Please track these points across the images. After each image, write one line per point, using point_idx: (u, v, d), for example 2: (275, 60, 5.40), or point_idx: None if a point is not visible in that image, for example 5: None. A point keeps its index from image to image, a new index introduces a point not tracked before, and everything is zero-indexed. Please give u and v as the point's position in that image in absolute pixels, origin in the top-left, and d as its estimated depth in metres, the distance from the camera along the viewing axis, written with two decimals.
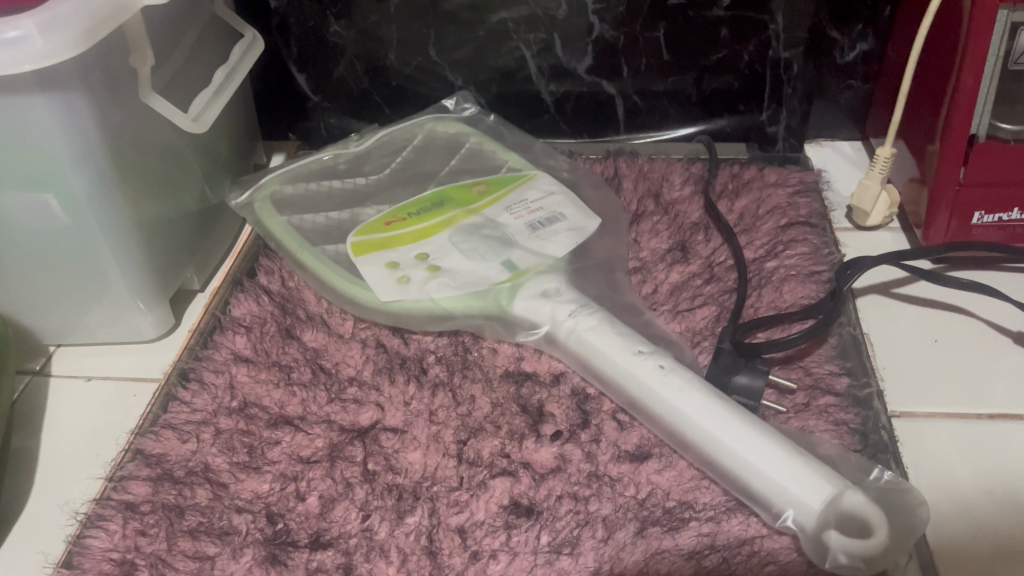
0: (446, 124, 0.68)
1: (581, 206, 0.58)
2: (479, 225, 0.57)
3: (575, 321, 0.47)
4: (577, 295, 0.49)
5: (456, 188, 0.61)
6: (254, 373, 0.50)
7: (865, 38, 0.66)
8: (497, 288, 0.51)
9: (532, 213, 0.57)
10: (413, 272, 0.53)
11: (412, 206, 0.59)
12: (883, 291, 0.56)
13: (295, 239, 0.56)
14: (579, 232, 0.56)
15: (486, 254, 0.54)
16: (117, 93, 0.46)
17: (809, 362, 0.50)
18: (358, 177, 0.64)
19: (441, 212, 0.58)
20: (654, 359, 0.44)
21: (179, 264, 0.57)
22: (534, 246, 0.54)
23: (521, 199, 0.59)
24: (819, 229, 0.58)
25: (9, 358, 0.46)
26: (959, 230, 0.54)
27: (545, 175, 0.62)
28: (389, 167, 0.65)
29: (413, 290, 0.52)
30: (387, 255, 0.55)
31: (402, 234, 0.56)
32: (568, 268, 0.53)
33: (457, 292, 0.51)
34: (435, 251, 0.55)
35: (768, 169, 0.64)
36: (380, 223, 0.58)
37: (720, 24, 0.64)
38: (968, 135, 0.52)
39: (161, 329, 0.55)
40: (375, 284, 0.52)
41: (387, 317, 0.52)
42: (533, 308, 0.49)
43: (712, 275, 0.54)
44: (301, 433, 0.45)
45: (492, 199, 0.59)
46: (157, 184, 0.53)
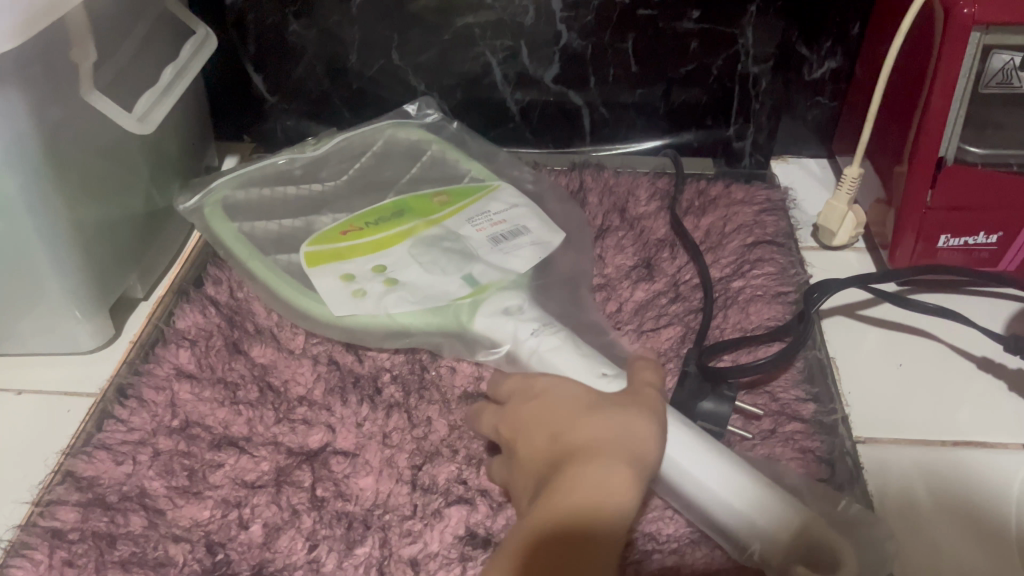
0: (408, 130, 0.66)
1: (544, 219, 0.57)
2: (440, 237, 0.55)
3: (537, 341, 0.45)
4: (539, 313, 0.48)
5: (419, 196, 0.59)
6: (198, 390, 0.47)
7: (833, 56, 0.65)
8: (457, 304, 0.49)
9: (495, 226, 0.56)
10: (369, 285, 0.51)
11: (370, 214, 0.57)
12: (849, 313, 0.55)
13: (245, 247, 0.54)
14: (543, 246, 0.54)
15: (446, 268, 0.52)
16: (53, 90, 0.44)
17: (776, 388, 0.48)
18: (314, 184, 0.61)
19: (401, 222, 0.56)
20: (619, 381, 0.41)
21: (121, 271, 0.54)
22: (496, 260, 0.53)
23: (483, 210, 0.57)
24: (786, 248, 0.57)
25: None
26: (925, 253, 0.54)
27: (508, 186, 0.60)
28: (347, 175, 0.62)
29: (368, 305, 0.49)
30: (342, 267, 0.52)
31: (359, 246, 0.54)
32: (531, 284, 0.51)
33: (415, 307, 0.49)
34: (393, 264, 0.53)
35: (735, 186, 0.62)
36: (338, 231, 0.55)
37: (690, 35, 0.63)
38: (937, 157, 0.51)
39: (99, 339, 0.53)
40: (328, 298, 0.50)
41: (340, 333, 0.49)
42: (493, 324, 0.48)
43: (678, 295, 0.53)
44: (245, 455, 0.43)
45: (454, 210, 0.57)
46: (98, 185, 0.50)
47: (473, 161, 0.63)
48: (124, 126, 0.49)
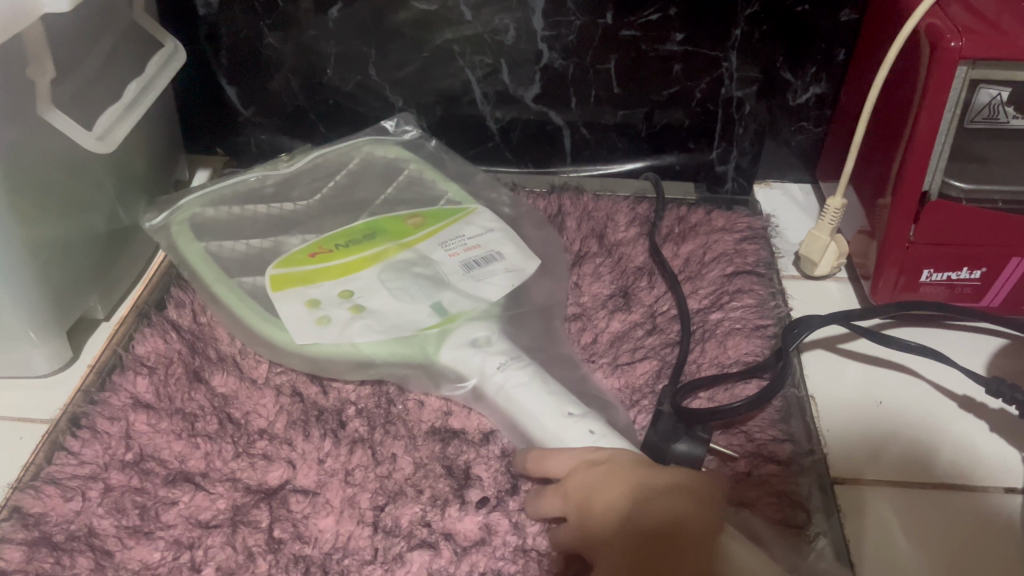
0: (383, 147, 0.64)
1: (519, 245, 0.55)
2: (411, 261, 0.53)
3: (504, 376, 0.44)
4: (508, 347, 0.47)
5: (392, 217, 0.57)
6: (155, 422, 0.45)
7: (818, 82, 0.64)
8: (425, 334, 0.48)
9: (467, 251, 0.54)
10: (334, 311, 0.49)
11: (341, 236, 0.56)
12: (830, 346, 0.54)
13: (211, 270, 0.52)
14: (516, 273, 0.53)
15: (415, 295, 0.51)
16: (4, 108, 0.42)
17: (752, 428, 0.47)
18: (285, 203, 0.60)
19: (372, 245, 0.55)
20: (585, 423, 0.41)
21: (81, 291, 0.52)
22: (467, 288, 0.51)
23: (456, 233, 0.56)
24: (766, 279, 0.55)
25: None
26: (908, 286, 0.53)
27: (485, 209, 0.58)
28: (320, 193, 0.61)
29: (333, 332, 0.48)
30: (308, 290, 0.51)
31: (327, 268, 0.52)
32: (503, 313, 0.50)
33: (382, 336, 0.48)
34: (361, 289, 0.51)
35: (716, 213, 0.61)
36: (306, 252, 0.54)
37: (673, 58, 0.62)
38: (921, 192, 0.50)
39: (56, 363, 0.51)
40: (292, 324, 0.48)
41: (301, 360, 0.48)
42: (461, 357, 0.46)
43: (655, 326, 0.51)
44: (201, 492, 0.41)
45: (427, 233, 0.56)
46: (57, 204, 0.48)
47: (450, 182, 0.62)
48: (83, 145, 0.47)
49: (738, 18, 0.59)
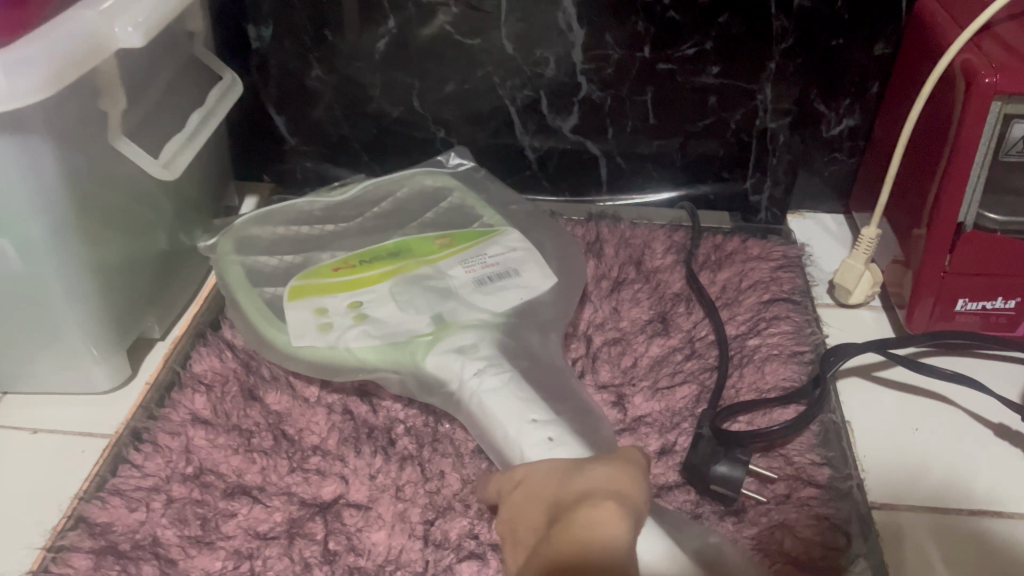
0: (436, 178, 0.66)
1: (539, 264, 0.56)
2: (426, 275, 0.55)
3: (478, 382, 0.46)
4: (490, 355, 0.48)
5: (420, 237, 0.59)
6: (213, 437, 0.47)
7: (852, 114, 0.65)
8: (416, 341, 0.49)
9: (485, 269, 0.55)
10: (339, 319, 0.51)
11: (368, 253, 0.58)
12: (865, 374, 0.55)
13: (237, 277, 0.55)
14: (527, 291, 0.53)
15: (420, 307, 0.52)
16: (74, 136, 0.44)
17: (791, 451, 0.48)
18: (328, 224, 0.62)
19: (392, 261, 0.56)
20: (546, 429, 0.42)
21: (140, 311, 0.54)
22: (476, 302, 0.52)
23: (477, 252, 0.57)
24: (802, 306, 0.57)
25: None
26: (943, 315, 0.54)
27: (515, 232, 0.59)
28: (363, 217, 0.63)
29: (328, 338, 0.50)
30: (321, 300, 0.53)
31: (343, 280, 0.54)
32: (502, 326, 0.50)
33: (375, 342, 0.49)
34: (370, 300, 0.53)
35: (751, 242, 0.63)
36: (330, 266, 0.56)
37: (708, 90, 0.64)
38: (956, 223, 0.51)
39: (116, 380, 0.53)
40: (292, 328, 0.51)
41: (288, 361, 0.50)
42: (445, 363, 0.48)
43: (693, 352, 0.53)
44: (258, 505, 0.43)
45: (450, 253, 0.57)
46: (119, 228, 0.51)
47: (494, 212, 0.63)
48: (153, 173, 0.49)
49: (772, 53, 0.61)
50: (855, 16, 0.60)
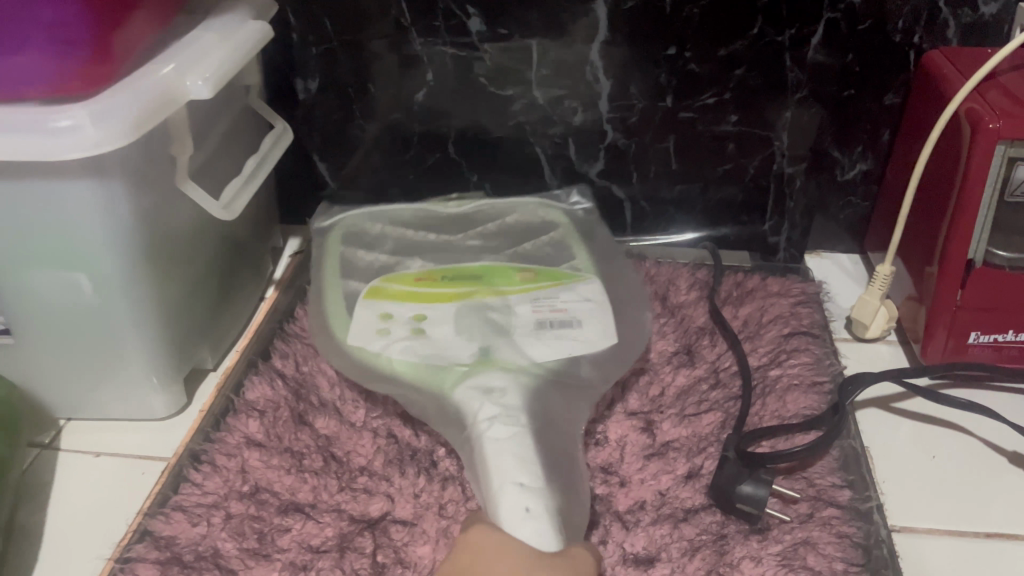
0: (554, 213, 0.70)
1: (608, 312, 0.58)
2: (492, 305, 0.59)
3: (487, 426, 0.47)
4: (515, 405, 0.49)
5: (500, 267, 0.63)
6: (266, 458, 0.50)
7: (864, 159, 0.68)
8: (451, 369, 0.52)
9: (551, 313, 0.58)
10: (397, 330, 0.56)
11: (453, 270, 0.63)
12: (883, 405, 0.57)
13: (335, 274, 0.62)
14: (586, 338, 0.55)
15: (473, 336, 0.56)
16: (146, 180, 0.49)
17: (812, 474, 0.50)
18: (428, 237, 0.69)
19: (472, 284, 0.61)
20: (529, 498, 0.42)
21: (195, 344, 0.58)
22: (529, 339, 0.55)
23: (549, 294, 0.60)
24: (820, 339, 0.59)
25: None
26: (957, 348, 0.57)
27: (597, 282, 0.61)
28: (466, 238, 0.68)
29: (374, 343, 0.55)
30: (393, 306, 0.59)
31: (413, 292, 0.60)
32: (542, 381, 0.52)
33: (415, 357, 0.54)
34: (433, 317, 0.58)
35: (771, 279, 0.66)
36: (409, 277, 0.62)
37: (727, 137, 0.67)
38: (966, 259, 0.54)
39: (173, 407, 0.57)
40: (349, 327, 0.57)
41: (327, 355, 0.56)
42: (472, 397, 0.50)
43: (718, 381, 0.55)
44: (311, 521, 0.46)
45: (525, 288, 0.61)
46: (181, 265, 0.55)
47: (580, 249, 0.66)
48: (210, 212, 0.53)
49: (786, 102, 0.65)
50: (866, 69, 0.64)
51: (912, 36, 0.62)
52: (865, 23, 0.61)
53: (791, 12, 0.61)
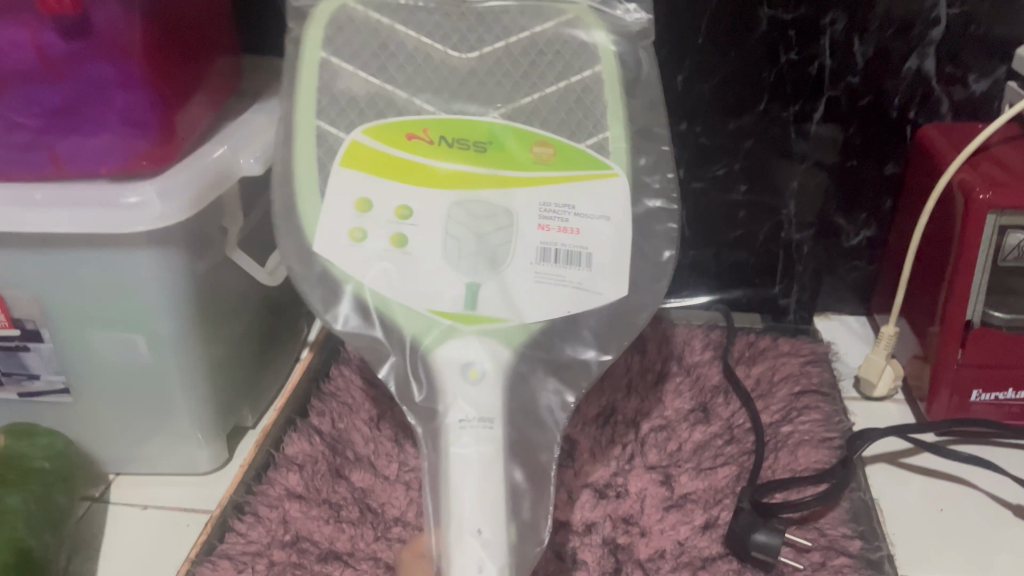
0: (604, 42, 0.51)
1: (620, 263, 0.48)
2: (495, 211, 0.47)
3: (458, 434, 0.42)
4: (488, 403, 0.43)
5: (509, 137, 0.48)
6: (306, 509, 0.53)
7: (868, 226, 0.72)
8: (431, 318, 0.45)
9: (563, 233, 0.47)
10: (375, 232, 0.46)
11: (458, 123, 0.48)
12: (892, 460, 0.59)
13: (308, 119, 0.48)
14: (589, 279, 0.47)
15: (460, 262, 0.46)
16: (200, 249, 0.53)
17: (824, 524, 0.53)
18: (444, 49, 0.50)
19: (470, 159, 0.48)
20: (484, 553, 0.40)
21: (237, 402, 0.62)
22: (528, 275, 0.46)
23: (561, 200, 0.48)
24: (829, 397, 0.62)
25: (56, 490, 0.50)
26: (959, 406, 0.59)
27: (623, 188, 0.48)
28: (496, 37, 0.50)
29: (344, 246, 0.46)
30: (370, 181, 0.47)
31: (399, 158, 0.47)
32: (529, 351, 0.46)
33: (391, 284, 0.46)
34: (418, 217, 0.47)
35: (782, 339, 0.69)
36: (404, 127, 0.48)
37: (738, 206, 0.72)
38: (965, 321, 0.57)
39: (215, 463, 0.60)
40: (322, 217, 0.46)
41: (289, 247, 0.46)
42: (449, 366, 0.44)
43: (732, 437, 0.58)
44: (349, 568, 0.49)
45: (534, 178, 0.48)
46: (228, 327, 0.59)
47: (622, 102, 0.50)
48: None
49: (794, 170, 0.69)
50: (867, 142, 0.68)
51: (908, 112, 0.66)
52: (864, 99, 0.66)
53: (794, 89, 0.65)
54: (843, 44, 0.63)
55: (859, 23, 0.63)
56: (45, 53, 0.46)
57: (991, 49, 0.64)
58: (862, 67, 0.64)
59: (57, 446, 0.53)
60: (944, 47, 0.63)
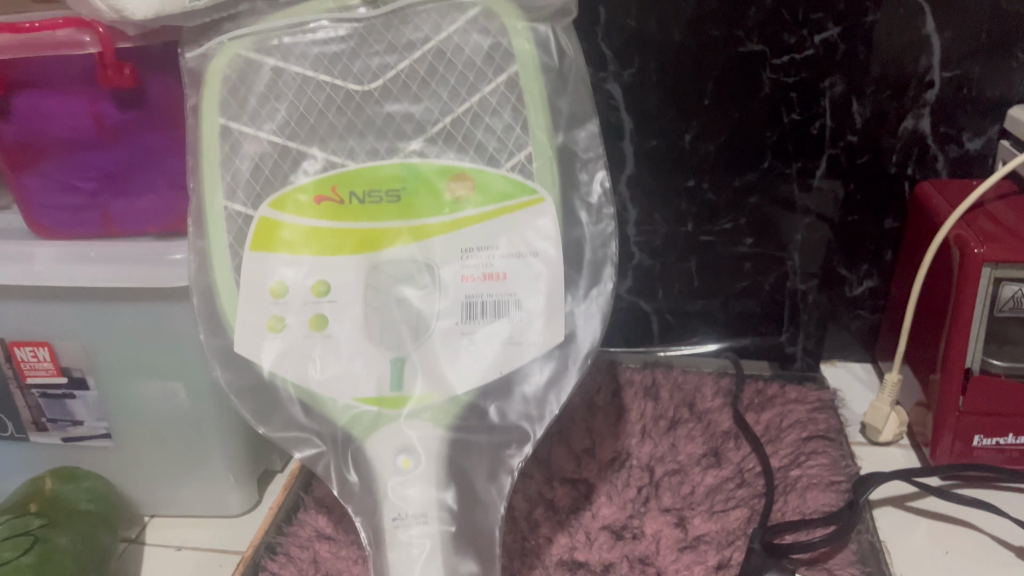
0: (521, 36, 0.47)
1: (554, 299, 0.48)
2: (415, 274, 0.48)
3: (395, 528, 0.45)
4: (423, 496, 0.46)
5: (425, 178, 0.48)
6: (336, 550, 0.56)
7: (870, 277, 0.75)
8: (358, 406, 0.47)
9: (484, 284, 0.48)
10: (292, 319, 0.48)
11: (367, 173, 0.48)
12: (899, 503, 0.62)
13: (215, 206, 0.48)
14: (520, 330, 0.48)
15: (380, 340, 0.48)
16: None
17: (833, 565, 0.55)
18: (344, 82, 0.48)
19: (392, 216, 0.48)
20: None
21: (268, 447, 0.64)
22: (450, 343, 0.48)
23: (487, 245, 0.48)
24: (836, 442, 0.65)
25: (100, 531, 0.53)
26: (963, 451, 0.62)
27: (552, 221, 0.48)
28: (396, 55, 0.47)
29: (267, 343, 0.48)
30: (286, 268, 0.48)
31: (311, 226, 0.48)
32: (458, 419, 0.48)
33: (319, 378, 0.48)
34: (337, 293, 0.48)
35: (789, 386, 0.71)
36: (309, 190, 0.48)
37: (745, 258, 0.75)
38: (965, 368, 0.60)
39: (246, 505, 0.63)
40: (238, 318, 0.47)
41: (215, 353, 0.48)
42: (382, 462, 0.46)
43: (743, 480, 0.61)
44: None
45: (457, 224, 0.48)
46: None
47: (544, 99, 0.48)
48: (121, 4, 0.44)
49: (798, 224, 0.72)
50: (867, 198, 0.71)
51: (906, 168, 0.70)
52: (863, 156, 0.69)
53: (796, 147, 0.69)
54: (843, 105, 0.67)
55: (857, 86, 0.66)
56: (103, 122, 0.51)
57: (984, 109, 0.67)
58: (861, 126, 0.68)
59: (99, 489, 0.56)
60: (938, 108, 0.67)
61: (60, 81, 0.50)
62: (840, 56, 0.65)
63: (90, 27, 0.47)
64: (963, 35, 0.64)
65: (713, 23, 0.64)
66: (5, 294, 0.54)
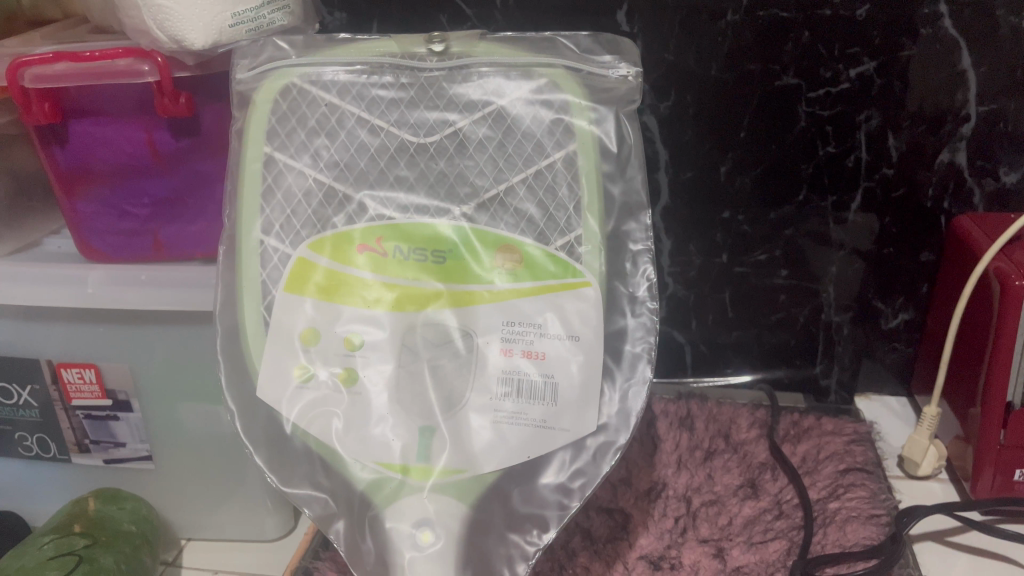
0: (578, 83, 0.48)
1: (590, 385, 0.46)
2: (451, 339, 0.47)
3: None
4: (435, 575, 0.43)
5: (470, 244, 0.48)
6: None
7: (906, 309, 0.74)
8: (381, 472, 0.46)
9: (524, 358, 0.46)
10: (322, 372, 0.47)
11: (411, 234, 0.48)
12: (939, 538, 0.61)
13: (252, 239, 0.49)
14: (554, 415, 0.46)
15: (413, 404, 0.47)
16: None
17: None
18: (400, 131, 0.49)
19: (430, 276, 0.48)
20: None
21: None
22: (481, 417, 0.46)
23: (525, 317, 0.47)
24: (875, 475, 0.64)
25: (141, 553, 0.53)
26: (1003, 485, 0.61)
27: (599, 300, 0.47)
28: (457, 113, 0.49)
29: (292, 390, 0.47)
30: (317, 319, 0.48)
31: (349, 276, 0.48)
32: (487, 499, 0.45)
33: (342, 434, 0.46)
34: (369, 353, 0.47)
35: (825, 419, 0.71)
36: (352, 239, 0.48)
37: (780, 290, 0.75)
38: (1006, 402, 0.59)
39: (283, 530, 0.63)
40: (265, 359, 0.47)
41: (235, 392, 0.48)
42: (397, 533, 0.44)
43: (781, 512, 0.60)
44: None
45: (498, 294, 0.47)
46: None
47: (599, 183, 0.48)
48: (183, 36, 0.47)
49: (833, 258, 0.73)
50: (903, 232, 0.71)
51: (942, 203, 0.70)
52: (898, 191, 0.70)
53: (832, 180, 0.69)
54: (878, 139, 0.68)
55: (893, 120, 0.67)
56: (157, 149, 0.54)
57: (1021, 144, 0.67)
58: (897, 159, 0.68)
59: (141, 510, 0.57)
60: (974, 142, 0.67)
61: (118, 108, 0.52)
62: (875, 90, 0.66)
63: (149, 57, 0.50)
64: (999, 71, 0.64)
65: (750, 58, 0.65)
66: (56, 314, 0.55)
